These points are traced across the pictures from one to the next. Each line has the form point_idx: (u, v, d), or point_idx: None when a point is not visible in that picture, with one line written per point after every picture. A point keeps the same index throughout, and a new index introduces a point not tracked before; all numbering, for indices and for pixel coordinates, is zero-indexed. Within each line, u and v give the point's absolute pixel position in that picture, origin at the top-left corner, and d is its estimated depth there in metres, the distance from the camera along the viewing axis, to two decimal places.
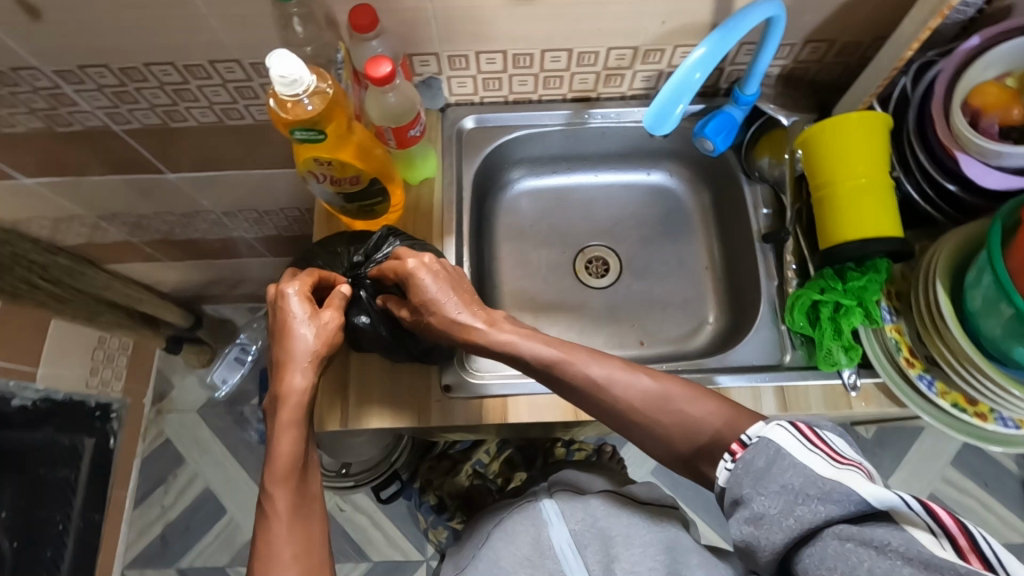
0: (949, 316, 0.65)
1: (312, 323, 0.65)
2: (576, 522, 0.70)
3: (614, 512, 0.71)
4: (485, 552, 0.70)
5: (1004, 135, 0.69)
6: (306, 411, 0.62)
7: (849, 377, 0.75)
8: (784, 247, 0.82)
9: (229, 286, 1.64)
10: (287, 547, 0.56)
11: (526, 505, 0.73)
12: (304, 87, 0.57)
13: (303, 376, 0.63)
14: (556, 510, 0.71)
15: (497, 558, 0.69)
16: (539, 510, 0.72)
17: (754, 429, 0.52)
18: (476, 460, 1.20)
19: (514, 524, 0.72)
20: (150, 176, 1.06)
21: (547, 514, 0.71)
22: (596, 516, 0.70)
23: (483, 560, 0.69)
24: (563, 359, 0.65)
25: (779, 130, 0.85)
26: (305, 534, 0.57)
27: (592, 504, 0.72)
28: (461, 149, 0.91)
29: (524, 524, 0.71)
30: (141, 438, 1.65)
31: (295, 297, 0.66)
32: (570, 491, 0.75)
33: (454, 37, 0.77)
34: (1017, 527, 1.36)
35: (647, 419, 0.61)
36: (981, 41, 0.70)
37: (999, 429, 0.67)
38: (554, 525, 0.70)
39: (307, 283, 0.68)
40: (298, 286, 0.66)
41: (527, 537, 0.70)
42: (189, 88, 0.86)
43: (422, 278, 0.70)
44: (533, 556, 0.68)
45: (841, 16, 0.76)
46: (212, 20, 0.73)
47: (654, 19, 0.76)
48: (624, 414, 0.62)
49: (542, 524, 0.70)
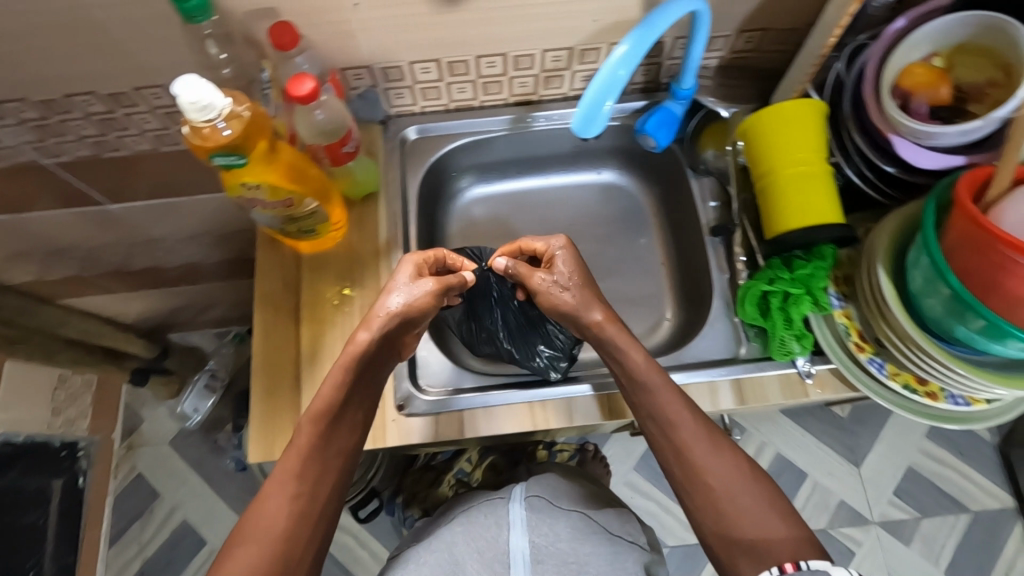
0: (890, 298, 0.66)
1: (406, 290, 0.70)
2: (538, 535, 0.72)
3: (578, 538, 0.73)
4: (444, 535, 0.75)
5: (933, 115, 0.69)
6: (359, 373, 0.67)
7: (803, 365, 0.75)
8: (733, 239, 0.82)
9: (195, 312, 1.59)
10: (282, 496, 0.60)
11: (495, 506, 0.76)
12: (216, 112, 0.55)
13: (369, 334, 0.67)
14: (522, 516, 0.74)
15: (452, 546, 0.73)
16: (505, 511, 0.74)
17: (817, 562, 0.54)
18: (459, 470, 1.14)
19: (478, 517, 0.76)
20: (90, 209, 1.02)
21: (513, 516, 0.74)
22: (559, 536, 0.73)
23: (439, 547, 0.73)
24: (625, 352, 0.70)
25: (719, 122, 0.86)
26: (301, 487, 0.61)
27: (560, 524, 0.74)
28: (404, 159, 0.89)
29: (487, 522, 0.74)
30: (113, 475, 1.61)
31: (406, 268, 0.73)
32: (544, 499, 0.77)
33: (385, 49, 0.76)
34: (993, 493, 1.37)
35: (703, 468, 0.64)
36: (907, 23, 0.69)
37: (951, 408, 0.68)
38: (514, 529, 0.72)
39: (423, 258, 0.74)
40: (415, 257, 0.73)
41: (486, 533, 0.73)
42: (117, 116, 0.83)
43: (556, 255, 0.75)
44: (484, 548, 0.72)
45: (769, 5, 0.76)
46: (128, 46, 0.70)
47: (585, 18, 0.75)
48: (681, 455, 0.65)
49: (504, 525, 0.73)
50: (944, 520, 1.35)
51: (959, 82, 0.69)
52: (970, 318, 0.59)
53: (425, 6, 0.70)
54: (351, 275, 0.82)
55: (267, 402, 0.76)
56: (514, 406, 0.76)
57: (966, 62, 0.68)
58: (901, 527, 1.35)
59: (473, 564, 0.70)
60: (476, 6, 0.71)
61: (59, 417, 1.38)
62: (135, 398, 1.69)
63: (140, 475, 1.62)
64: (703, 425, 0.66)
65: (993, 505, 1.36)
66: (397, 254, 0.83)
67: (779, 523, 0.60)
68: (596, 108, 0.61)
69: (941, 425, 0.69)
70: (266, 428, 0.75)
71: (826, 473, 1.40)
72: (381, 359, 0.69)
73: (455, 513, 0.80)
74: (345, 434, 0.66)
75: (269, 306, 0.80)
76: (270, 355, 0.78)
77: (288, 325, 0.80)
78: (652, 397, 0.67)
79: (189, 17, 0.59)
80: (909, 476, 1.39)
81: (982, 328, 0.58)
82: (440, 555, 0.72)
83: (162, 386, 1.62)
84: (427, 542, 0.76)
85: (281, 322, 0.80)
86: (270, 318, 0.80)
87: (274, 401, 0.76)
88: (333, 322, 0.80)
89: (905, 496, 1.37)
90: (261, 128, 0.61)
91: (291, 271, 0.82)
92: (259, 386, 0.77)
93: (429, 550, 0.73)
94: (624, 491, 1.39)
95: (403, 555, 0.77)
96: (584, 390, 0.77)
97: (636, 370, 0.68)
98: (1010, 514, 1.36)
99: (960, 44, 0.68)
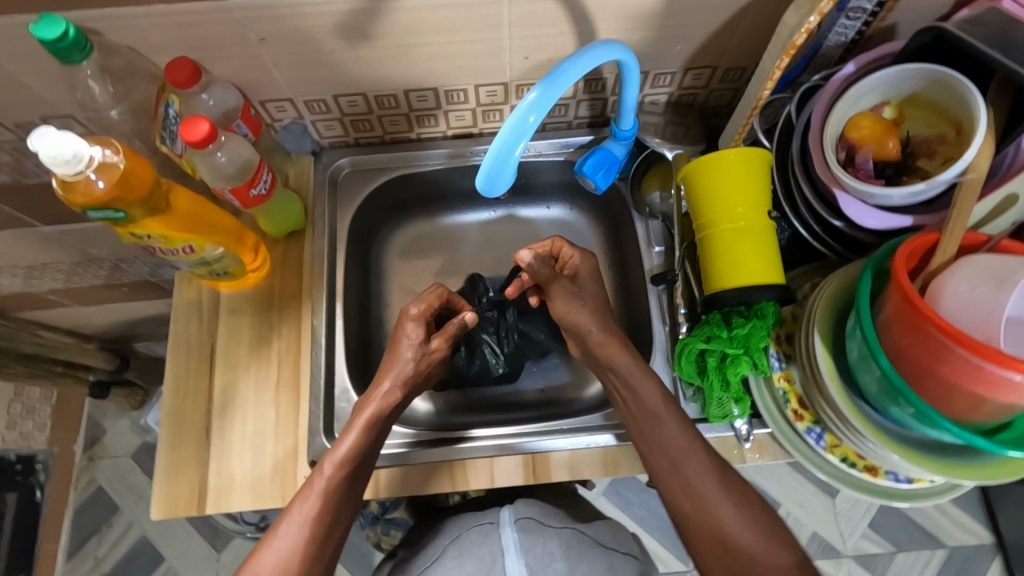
0: (826, 370, 0.61)
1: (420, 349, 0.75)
2: (533, 557, 0.69)
3: (575, 557, 0.70)
4: (437, 570, 0.70)
5: (879, 172, 0.64)
6: (379, 424, 0.69)
7: (741, 428, 0.71)
8: (675, 289, 0.77)
9: (159, 323, 1.47)
10: (296, 531, 0.61)
11: (486, 528, 0.72)
12: (83, 163, 0.51)
13: (391, 385, 0.72)
14: (516, 539, 0.70)
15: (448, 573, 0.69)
16: (498, 537, 0.70)
17: None
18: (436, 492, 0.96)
19: (471, 545, 0.71)
20: (23, 230, 0.96)
21: (506, 541, 0.70)
22: (554, 557, 0.69)
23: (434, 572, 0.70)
24: (634, 386, 0.68)
25: (664, 163, 0.81)
26: (320, 528, 0.61)
27: (552, 542, 0.71)
28: (335, 195, 0.84)
29: (481, 549, 0.70)
30: (72, 487, 1.47)
31: (414, 322, 0.76)
32: (535, 520, 0.73)
33: (306, 82, 0.71)
34: (972, 529, 1.31)
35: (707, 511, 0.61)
36: (856, 68, 0.66)
37: (891, 484, 0.64)
38: (509, 556, 0.69)
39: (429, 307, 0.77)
40: (421, 309, 0.76)
41: (478, 559, 0.69)
42: (29, 145, 0.78)
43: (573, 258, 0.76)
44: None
45: (713, 43, 0.71)
46: (23, 79, 0.65)
47: (515, 55, 0.70)
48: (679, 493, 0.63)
49: (498, 552, 0.69)
50: (918, 555, 1.30)
51: (908, 135, 0.64)
52: (902, 402, 0.55)
53: (336, 40, 0.65)
54: (269, 318, 0.77)
55: (174, 456, 0.72)
56: (432, 465, 0.72)
57: (917, 114, 0.63)
58: (875, 561, 1.30)
59: None
60: (396, 40, 0.66)
61: (14, 431, 1.34)
62: (98, 408, 1.54)
63: (100, 487, 1.48)
64: (712, 462, 0.63)
65: (972, 542, 1.30)
66: (320, 296, 0.79)
67: (777, 555, 0.59)
68: (506, 155, 0.53)
69: (881, 501, 0.65)
70: (170, 486, 0.71)
71: (798, 503, 1.34)
72: (397, 411, 0.72)
73: (443, 544, 0.73)
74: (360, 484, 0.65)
75: (181, 351, 0.76)
76: (179, 405, 0.74)
77: (200, 372, 0.75)
78: (659, 433, 0.64)
79: (64, 59, 0.54)
80: (883, 509, 1.33)
81: (914, 414, 0.54)
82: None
83: (123, 399, 1.49)
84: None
85: (193, 369, 0.75)
86: (181, 362, 0.76)
87: (181, 455, 0.72)
88: (246, 369, 0.75)
89: (879, 530, 1.32)
90: (142, 179, 0.57)
91: (206, 313, 0.78)
92: (166, 439, 0.73)
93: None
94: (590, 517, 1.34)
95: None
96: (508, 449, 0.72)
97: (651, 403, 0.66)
98: (987, 551, 1.29)
99: (910, 95, 0.63)
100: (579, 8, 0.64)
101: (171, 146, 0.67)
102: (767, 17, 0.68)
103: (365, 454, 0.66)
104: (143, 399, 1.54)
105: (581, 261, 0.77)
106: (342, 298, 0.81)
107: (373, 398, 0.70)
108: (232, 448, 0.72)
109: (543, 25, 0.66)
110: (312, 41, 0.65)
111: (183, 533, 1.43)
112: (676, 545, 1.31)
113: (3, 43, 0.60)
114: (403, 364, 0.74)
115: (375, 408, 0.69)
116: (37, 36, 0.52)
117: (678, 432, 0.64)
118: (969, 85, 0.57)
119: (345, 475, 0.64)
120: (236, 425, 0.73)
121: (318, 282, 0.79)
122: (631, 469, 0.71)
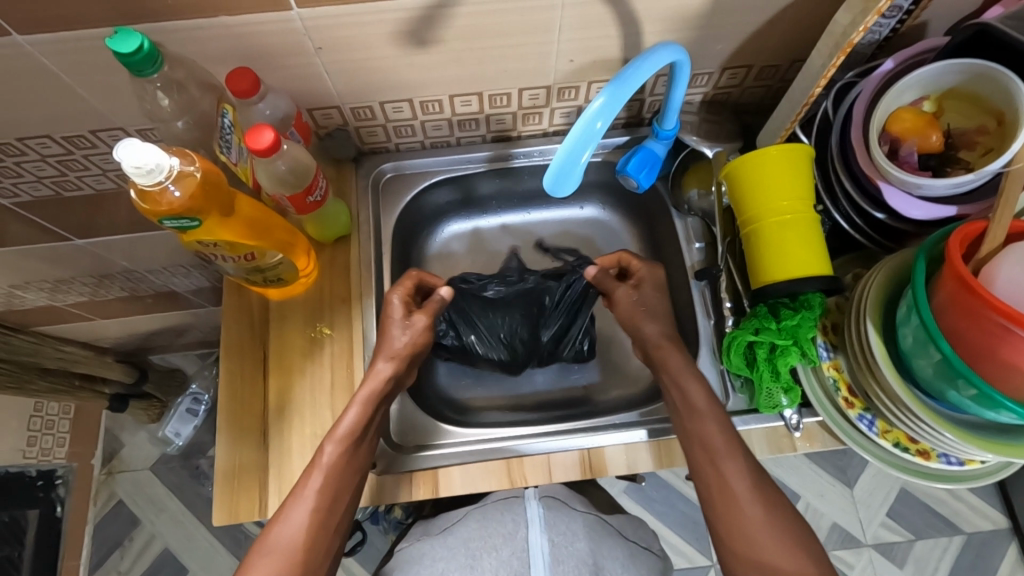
0: (880, 357, 0.63)
1: (405, 326, 0.71)
2: (557, 534, 0.63)
3: (597, 539, 0.65)
4: (457, 529, 0.67)
5: (923, 163, 0.66)
6: (376, 405, 0.67)
7: (791, 417, 0.72)
8: (719, 284, 0.79)
9: (175, 335, 1.45)
10: (304, 507, 0.60)
11: (512, 501, 0.68)
12: (164, 173, 0.53)
13: (386, 364, 0.69)
14: (541, 514, 0.65)
15: (467, 536, 0.65)
16: (523, 508, 0.66)
17: None
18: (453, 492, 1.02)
19: (495, 514, 0.67)
20: (54, 243, 0.92)
21: (530, 513, 0.65)
22: (577, 536, 0.64)
23: (455, 534, 0.66)
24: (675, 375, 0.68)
25: (704, 162, 0.83)
26: (323, 501, 0.61)
27: (576, 523, 0.66)
28: (377, 199, 0.86)
29: (505, 518, 0.65)
30: (91, 502, 1.45)
31: (395, 302, 0.72)
32: (559, 500, 0.69)
33: (355, 89, 0.73)
34: (989, 514, 1.32)
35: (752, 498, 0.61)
36: (896, 65, 0.68)
37: (943, 467, 0.66)
38: (533, 527, 0.63)
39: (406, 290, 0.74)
40: (400, 291, 0.73)
41: (503, 530, 0.64)
42: (76, 158, 0.77)
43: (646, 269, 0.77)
44: (502, 547, 0.63)
45: (752, 44, 0.74)
46: (83, 92, 0.66)
47: (562, 58, 0.72)
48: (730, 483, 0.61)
49: (522, 523, 0.64)
50: (936, 542, 1.30)
51: (948, 128, 0.66)
52: (961, 384, 0.57)
53: (390, 47, 0.67)
54: (320, 323, 0.78)
55: (232, 462, 0.73)
56: (490, 462, 0.73)
57: (956, 107, 0.66)
58: (895, 549, 1.30)
59: (490, 561, 0.61)
60: (449, 47, 0.68)
61: (34, 448, 1.33)
62: (116, 421, 1.52)
63: (122, 501, 1.45)
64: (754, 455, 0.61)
65: (987, 527, 1.31)
66: (370, 299, 0.80)
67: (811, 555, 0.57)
68: (573, 159, 0.55)
69: (930, 484, 0.67)
70: (230, 490, 0.72)
71: (816, 495, 1.34)
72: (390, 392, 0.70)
73: (467, 510, 0.71)
74: (362, 457, 0.65)
75: (235, 357, 0.77)
76: (236, 411, 0.75)
77: (256, 377, 0.76)
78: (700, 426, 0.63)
79: (137, 71, 0.56)
80: (900, 498, 1.33)
81: (974, 395, 0.56)
82: (457, 551, 0.64)
83: (140, 412, 1.46)
84: (439, 536, 0.68)
85: (249, 374, 0.76)
86: (236, 368, 0.77)
87: (240, 460, 0.73)
88: (301, 373, 0.76)
89: (897, 518, 1.32)
90: (212, 187, 0.59)
91: (258, 319, 0.79)
92: (224, 444, 0.73)
93: (445, 546, 0.65)
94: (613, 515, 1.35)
95: (410, 547, 0.69)
96: (563, 445, 0.74)
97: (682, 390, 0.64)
98: (1004, 535, 1.30)
99: (950, 90, 0.65)
100: (628, 12, 0.66)
101: (229, 155, 0.67)
102: (806, 18, 0.70)
103: (364, 431, 0.65)
104: (161, 411, 1.51)
105: (649, 272, 0.75)
106: (389, 301, 0.83)
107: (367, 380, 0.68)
108: (290, 451, 0.73)
109: (592, 29, 0.68)
110: (365, 48, 0.66)
111: (207, 545, 1.42)
112: (699, 539, 1.31)
113: (69, 56, 0.61)
114: (393, 344, 0.70)
115: (368, 389, 0.67)
116: (113, 49, 0.54)
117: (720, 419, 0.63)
118: (1013, 78, 0.60)
119: (345, 450, 0.63)
120: (293, 429, 0.74)
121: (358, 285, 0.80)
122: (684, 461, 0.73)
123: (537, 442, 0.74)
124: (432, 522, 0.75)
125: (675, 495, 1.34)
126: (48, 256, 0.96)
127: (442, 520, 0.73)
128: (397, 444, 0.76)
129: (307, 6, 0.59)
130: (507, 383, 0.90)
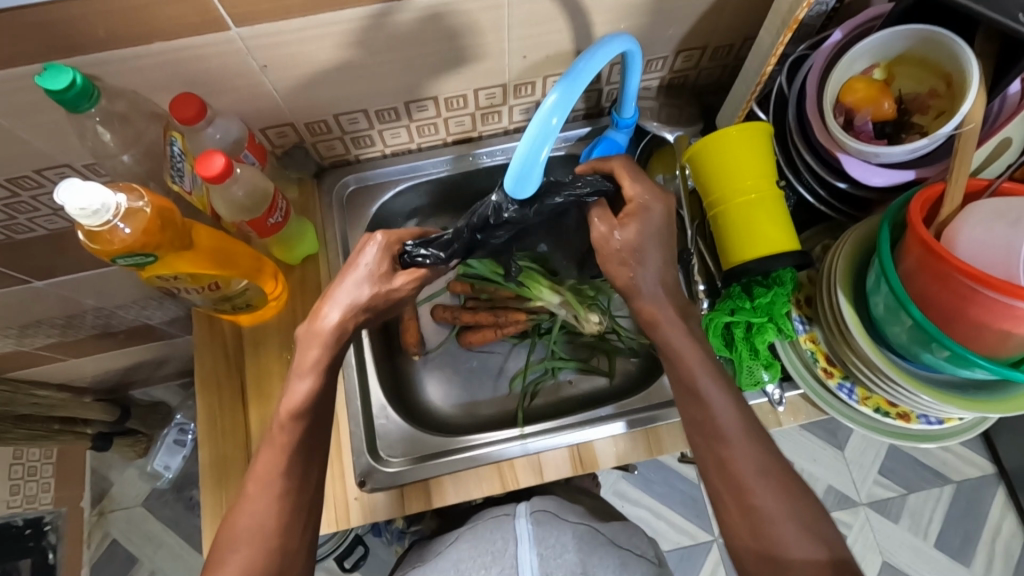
0: (853, 326, 0.64)
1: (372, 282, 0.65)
2: (545, 547, 0.64)
3: (586, 549, 0.66)
4: (449, 552, 0.68)
5: (879, 131, 0.68)
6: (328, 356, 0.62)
7: (774, 392, 0.73)
8: (692, 268, 0.80)
9: (154, 368, 1.41)
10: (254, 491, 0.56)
11: (501, 519, 0.69)
12: (111, 212, 0.53)
13: (341, 318, 0.63)
14: (530, 530, 0.66)
15: (458, 559, 0.66)
16: (512, 525, 0.67)
17: None
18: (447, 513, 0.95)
19: (485, 532, 0.68)
20: (14, 288, 0.88)
21: (519, 531, 0.66)
22: (566, 548, 0.65)
23: (446, 558, 0.67)
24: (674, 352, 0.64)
25: (667, 147, 0.84)
26: (289, 483, 0.57)
27: (566, 534, 0.67)
28: (342, 213, 0.84)
29: (495, 535, 0.67)
30: (84, 546, 1.41)
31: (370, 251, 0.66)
32: (551, 513, 0.69)
33: (306, 102, 0.71)
34: (975, 462, 1.35)
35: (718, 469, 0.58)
36: (843, 35, 0.68)
37: (923, 427, 0.68)
38: (521, 544, 0.65)
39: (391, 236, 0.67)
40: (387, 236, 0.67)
41: (493, 547, 0.65)
42: (23, 200, 0.73)
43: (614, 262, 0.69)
44: (491, 565, 0.64)
45: (704, 25, 0.73)
46: (20, 131, 0.63)
47: (514, 55, 0.71)
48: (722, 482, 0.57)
49: (511, 540, 0.65)
50: (929, 493, 1.33)
51: (900, 94, 0.67)
52: (935, 347, 0.58)
53: (339, 59, 0.65)
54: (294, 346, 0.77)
55: (219, 499, 0.71)
56: (479, 468, 0.73)
57: (907, 72, 0.66)
58: (889, 505, 1.32)
59: None
60: (397, 53, 0.66)
61: (18, 496, 1.26)
62: (103, 460, 1.47)
63: (115, 541, 1.41)
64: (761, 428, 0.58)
65: (975, 473, 1.34)
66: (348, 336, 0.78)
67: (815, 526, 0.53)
68: (533, 157, 0.54)
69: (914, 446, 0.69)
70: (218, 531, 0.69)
71: (812, 461, 1.36)
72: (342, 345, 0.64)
73: (459, 531, 0.72)
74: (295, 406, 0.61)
75: (212, 392, 0.75)
76: (218, 447, 0.73)
77: (234, 411, 0.75)
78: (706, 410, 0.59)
79: (73, 108, 0.54)
80: (891, 454, 1.36)
81: (947, 356, 0.57)
82: (448, 573, 0.65)
83: (127, 448, 1.41)
84: (434, 560, 0.68)
85: (226, 409, 0.75)
86: (214, 404, 0.75)
87: (225, 497, 0.71)
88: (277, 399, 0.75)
89: (890, 474, 1.35)
90: (167, 220, 0.59)
91: (231, 349, 0.77)
92: (209, 483, 0.72)
93: (436, 569, 0.66)
94: (613, 501, 1.35)
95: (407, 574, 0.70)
96: (553, 443, 0.73)
97: (690, 369, 0.62)
98: (992, 480, 1.33)
99: (899, 55, 0.66)
100: (576, 5, 0.66)
101: (182, 184, 0.66)
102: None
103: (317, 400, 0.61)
104: (147, 446, 1.47)
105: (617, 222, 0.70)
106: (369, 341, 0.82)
107: (313, 339, 0.62)
108: None
109: (542, 25, 0.67)
110: (315, 63, 0.65)
111: None
112: (699, 517, 1.32)
113: (6, 98, 0.59)
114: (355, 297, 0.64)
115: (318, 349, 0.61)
116: (45, 88, 0.52)
117: (735, 395, 0.59)
118: (956, 40, 0.61)
119: (289, 429, 0.59)
120: None
121: (346, 346, 0.78)
122: (672, 446, 0.74)
123: (524, 444, 0.74)
124: (428, 545, 0.75)
125: (673, 476, 1.35)
126: (11, 302, 0.92)
127: (437, 543, 0.73)
128: (385, 459, 0.74)
129: (246, 25, 0.58)
130: (489, 389, 0.90)
